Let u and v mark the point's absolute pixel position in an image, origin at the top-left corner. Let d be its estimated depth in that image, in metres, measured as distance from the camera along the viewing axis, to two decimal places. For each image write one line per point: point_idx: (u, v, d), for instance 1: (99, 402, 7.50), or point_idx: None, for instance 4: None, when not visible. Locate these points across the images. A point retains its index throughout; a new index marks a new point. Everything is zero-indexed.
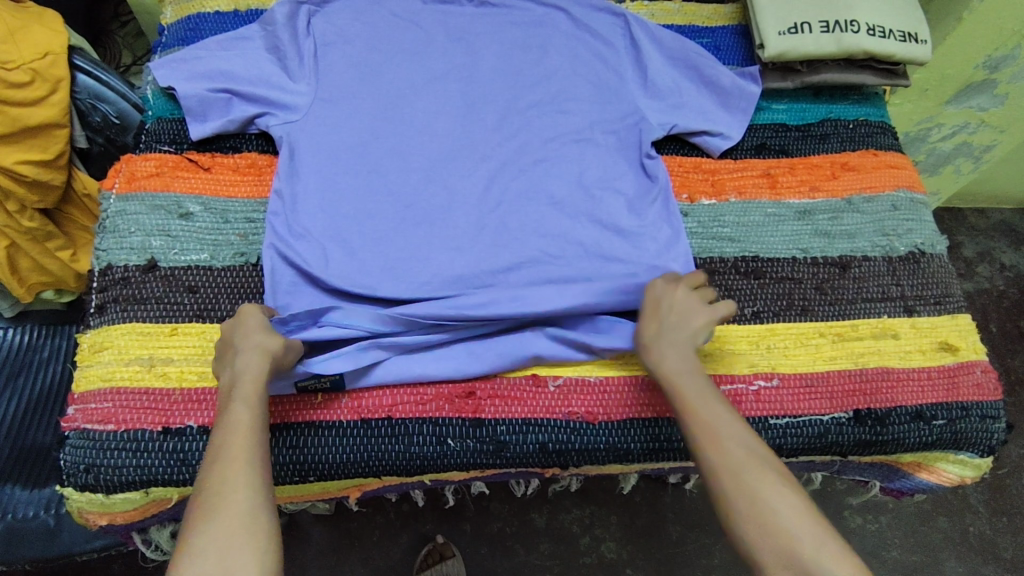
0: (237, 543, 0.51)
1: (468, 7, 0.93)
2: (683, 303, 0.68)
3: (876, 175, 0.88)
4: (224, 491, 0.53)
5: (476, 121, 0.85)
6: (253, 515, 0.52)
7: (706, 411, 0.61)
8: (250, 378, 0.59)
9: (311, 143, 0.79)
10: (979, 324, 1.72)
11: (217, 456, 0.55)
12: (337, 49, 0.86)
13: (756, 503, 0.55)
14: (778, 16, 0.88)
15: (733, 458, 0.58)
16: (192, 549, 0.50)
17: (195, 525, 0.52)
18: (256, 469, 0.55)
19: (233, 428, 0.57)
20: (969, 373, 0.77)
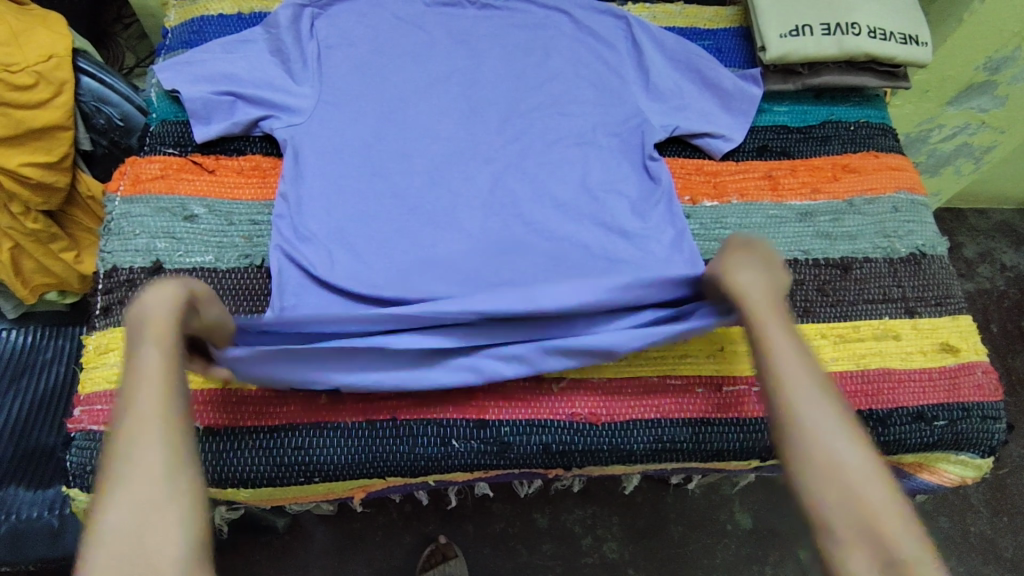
0: (152, 516, 0.47)
1: (471, 10, 0.94)
2: (771, 265, 0.64)
3: (876, 177, 0.89)
4: (137, 461, 0.49)
5: (480, 124, 0.85)
6: (167, 483, 0.49)
7: (792, 357, 0.57)
8: (151, 330, 0.55)
9: (316, 146, 0.79)
10: (980, 324, 1.72)
11: (127, 422, 0.51)
12: (340, 52, 0.87)
13: (825, 457, 0.52)
14: (779, 19, 0.88)
15: (810, 409, 0.55)
16: (103, 526, 0.47)
17: (106, 499, 0.48)
18: (172, 432, 0.51)
19: (141, 388, 0.52)
20: (970, 374, 0.78)
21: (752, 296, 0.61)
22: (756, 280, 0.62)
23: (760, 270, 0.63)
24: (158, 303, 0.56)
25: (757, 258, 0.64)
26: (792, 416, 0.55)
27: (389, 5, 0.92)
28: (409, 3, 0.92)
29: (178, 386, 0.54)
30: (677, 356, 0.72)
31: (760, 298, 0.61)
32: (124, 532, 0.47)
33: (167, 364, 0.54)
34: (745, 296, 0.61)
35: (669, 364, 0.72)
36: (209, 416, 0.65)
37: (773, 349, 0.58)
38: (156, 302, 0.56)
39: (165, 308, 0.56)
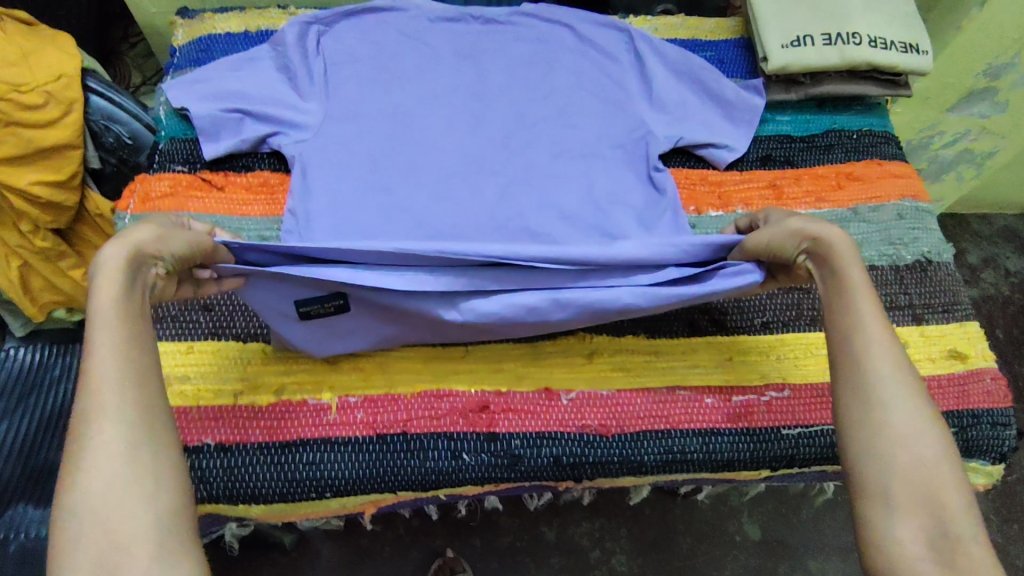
0: (123, 494, 0.43)
1: (474, 25, 0.95)
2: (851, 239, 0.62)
3: (880, 185, 0.89)
4: (99, 437, 0.44)
5: (485, 136, 0.86)
6: (137, 459, 0.45)
7: (873, 326, 0.56)
8: (112, 281, 0.50)
9: (324, 162, 0.80)
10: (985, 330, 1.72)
11: (86, 394, 0.46)
12: (346, 68, 0.88)
13: (888, 425, 0.52)
14: (780, 29, 0.89)
15: (882, 376, 0.54)
16: (67, 507, 0.42)
17: (68, 477, 0.43)
18: (138, 403, 0.47)
19: (100, 356, 0.47)
20: (979, 381, 0.78)
21: (837, 259, 0.60)
22: (844, 248, 0.60)
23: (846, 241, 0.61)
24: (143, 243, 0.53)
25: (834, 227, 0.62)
26: (861, 380, 0.54)
27: (393, 22, 0.93)
28: (413, 19, 0.93)
29: (144, 357, 0.49)
30: (686, 366, 0.73)
31: (845, 263, 0.59)
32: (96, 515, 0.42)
33: (128, 327, 0.49)
34: (829, 258, 0.60)
35: (677, 375, 0.72)
36: (220, 432, 0.65)
37: (854, 317, 0.57)
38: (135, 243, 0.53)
39: (145, 252, 0.53)
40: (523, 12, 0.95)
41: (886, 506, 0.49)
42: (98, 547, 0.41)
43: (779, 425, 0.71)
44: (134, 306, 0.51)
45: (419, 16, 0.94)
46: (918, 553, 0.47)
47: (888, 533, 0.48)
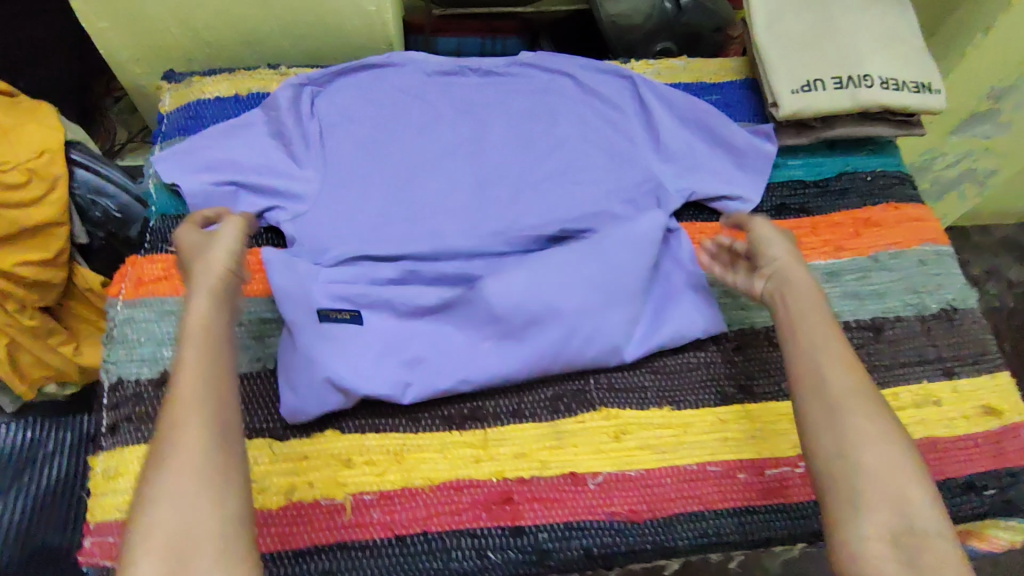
0: (195, 487, 0.47)
1: (473, 77, 0.92)
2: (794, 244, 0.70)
3: (899, 230, 0.87)
4: (179, 435, 0.49)
5: (490, 197, 0.83)
6: (206, 456, 0.49)
7: (830, 339, 0.60)
8: (198, 294, 0.58)
9: (325, 236, 0.77)
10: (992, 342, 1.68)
11: (172, 397, 0.51)
12: (342, 130, 0.85)
13: (856, 429, 0.55)
14: (789, 74, 0.86)
15: (843, 386, 0.57)
16: (149, 498, 0.47)
17: (152, 471, 0.48)
18: (211, 405, 0.51)
19: (183, 362, 0.53)
20: (1015, 436, 0.75)
21: (789, 273, 0.66)
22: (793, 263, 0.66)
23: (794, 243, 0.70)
24: (211, 262, 0.60)
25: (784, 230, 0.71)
26: (822, 387, 0.57)
27: (390, 78, 0.89)
28: (409, 73, 0.90)
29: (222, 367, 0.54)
30: (716, 439, 0.70)
31: (796, 276, 0.65)
32: (168, 513, 0.46)
33: (209, 331, 0.55)
34: (786, 275, 0.66)
35: (709, 450, 0.70)
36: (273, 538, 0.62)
37: (813, 329, 0.61)
38: (207, 262, 0.60)
39: (216, 270, 0.60)
40: (524, 62, 0.93)
41: (855, 506, 0.52)
42: (170, 538, 0.45)
43: (816, 500, 0.68)
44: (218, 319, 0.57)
45: (416, 70, 0.91)
46: (883, 553, 0.50)
47: (858, 535, 0.51)
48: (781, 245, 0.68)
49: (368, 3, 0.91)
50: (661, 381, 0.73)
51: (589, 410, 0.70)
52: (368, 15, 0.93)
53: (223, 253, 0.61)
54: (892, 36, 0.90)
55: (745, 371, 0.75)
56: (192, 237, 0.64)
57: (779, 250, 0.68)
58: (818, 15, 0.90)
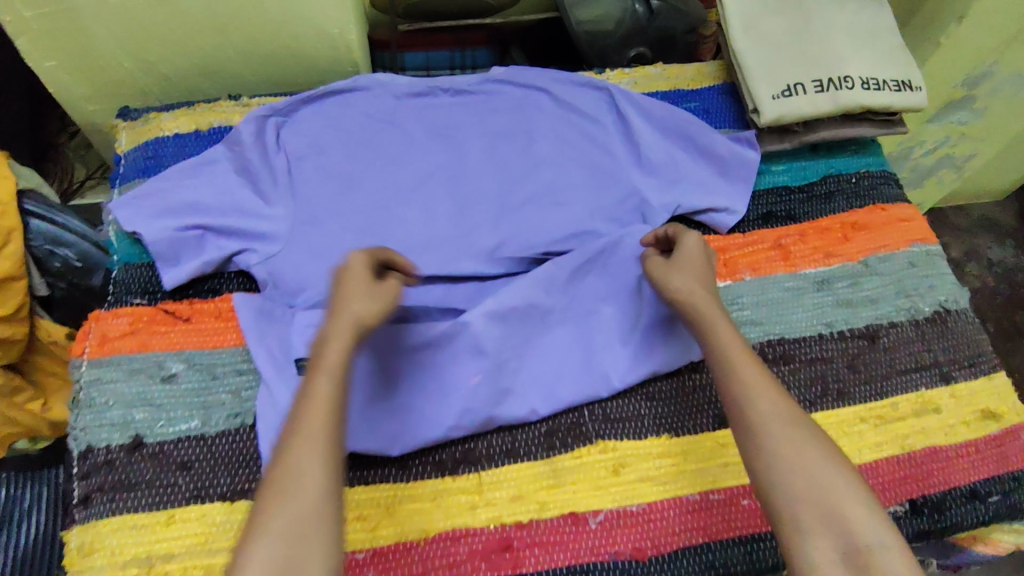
0: (311, 529, 0.49)
1: (444, 97, 0.88)
2: (693, 262, 0.71)
3: (887, 232, 0.85)
4: (298, 474, 0.51)
5: (469, 225, 0.80)
6: (321, 501, 0.50)
7: (746, 363, 0.61)
8: (340, 339, 0.58)
9: (300, 275, 0.73)
10: None
11: (295, 431, 0.53)
12: (311, 162, 0.81)
13: (779, 455, 0.56)
14: (768, 79, 0.84)
15: (764, 412, 0.59)
16: (265, 530, 0.49)
17: (272, 505, 0.50)
18: (330, 450, 0.53)
19: (314, 400, 0.54)
20: (1016, 439, 0.74)
21: (691, 303, 0.67)
22: (692, 290, 0.68)
23: (697, 254, 0.72)
24: (360, 313, 0.60)
25: (687, 243, 0.72)
26: (743, 417, 0.59)
27: (358, 104, 0.86)
28: (378, 97, 0.87)
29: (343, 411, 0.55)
30: (719, 466, 0.68)
31: (700, 305, 0.67)
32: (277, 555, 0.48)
33: (344, 379, 0.56)
34: (691, 304, 0.67)
35: (712, 477, 0.68)
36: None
37: (727, 357, 0.62)
38: (355, 312, 0.60)
39: (362, 322, 0.60)
40: (495, 79, 0.90)
41: (799, 532, 0.53)
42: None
43: None
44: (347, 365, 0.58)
45: (384, 94, 0.87)
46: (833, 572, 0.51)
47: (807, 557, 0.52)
48: (677, 271, 0.70)
49: (330, 25, 0.87)
50: (659, 408, 0.71)
51: (587, 444, 0.68)
52: (330, 37, 0.89)
53: (374, 307, 0.61)
54: (868, 33, 0.88)
55: None
56: (359, 273, 0.63)
57: (677, 280, 0.69)
58: (793, 15, 0.88)
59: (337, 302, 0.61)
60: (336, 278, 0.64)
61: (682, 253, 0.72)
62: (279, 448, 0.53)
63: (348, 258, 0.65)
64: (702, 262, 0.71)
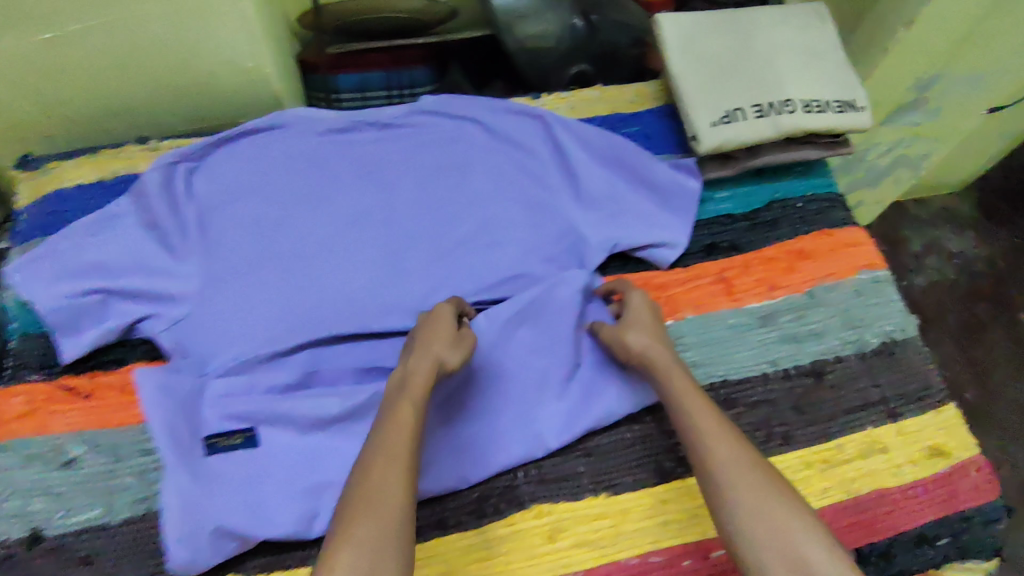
0: (390, 548, 0.47)
1: (370, 131, 0.83)
2: (642, 316, 0.69)
3: (834, 260, 0.82)
4: (384, 489, 0.49)
5: (397, 272, 0.76)
6: (407, 520, 0.49)
7: (697, 408, 0.59)
8: (423, 376, 0.59)
9: (215, 340, 0.71)
10: (934, 319, 1.65)
11: (381, 451, 0.52)
12: (226, 210, 0.76)
13: (732, 495, 0.52)
14: (707, 104, 0.80)
15: (723, 458, 0.55)
16: (350, 542, 0.46)
17: (359, 516, 0.47)
18: (411, 477, 0.51)
19: (398, 427, 0.54)
20: (965, 476, 0.73)
21: (647, 354, 0.66)
22: (646, 344, 0.66)
23: (644, 309, 0.71)
24: (446, 357, 0.61)
25: (633, 300, 0.72)
26: (698, 461, 0.56)
27: (275, 144, 0.80)
28: (298, 135, 0.81)
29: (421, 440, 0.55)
30: (658, 524, 0.66)
31: (658, 355, 0.65)
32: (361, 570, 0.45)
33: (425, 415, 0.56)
34: (647, 357, 0.66)
35: (652, 537, 0.65)
36: None
37: (683, 406, 0.60)
38: (442, 354, 0.61)
39: (445, 365, 0.61)
40: (424, 110, 0.84)
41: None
42: None
43: None
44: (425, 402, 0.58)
45: (305, 131, 0.81)
46: None
47: None
48: (628, 327, 0.68)
49: (244, 60, 0.81)
50: (596, 465, 0.68)
51: (518, 509, 0.65)
52: (246, 73, 0.83)
53: (460, 354, 0.62)
54: (811, 51, 0.85)
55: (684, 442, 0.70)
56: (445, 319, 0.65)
57: (631, 334, 0.67)
58: (733, 35, 0.84)
59: (423, 343, 0.62)
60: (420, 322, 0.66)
61: (630, 309, 0.70)
62: (355, 470, 0.52)
63: (433, 306, 0.68)
64: (652, 316, 0.70)
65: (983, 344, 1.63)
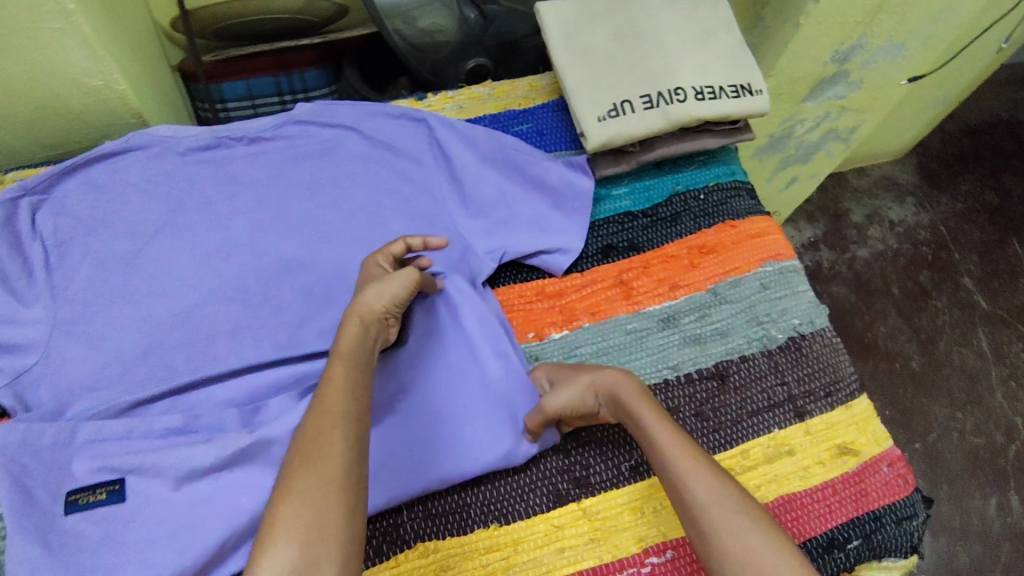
0: (330, 502, 0.48)
1: (238, 148, 0.78)
2: (572, 369, 0.67)
3: (738, 253, 0.79)
4: (321, 440, 0.51)
5: (271, 297, 0.71)
6: (347, 468, 0.51)
7: (676, 449, 0.58)
8: (348, 331, 0.59)
9: (71, 389, 0.65)
10: (879, 290, 1.61)
11: (317, 402, 0.53)
12: (78, 244, 0.71)
13: (719, 542, 0.53)
14: (594, 98, 0.76)
15: (703, 501, 0.55)
16: (291, 495, 0.48)
17: (299, 470, 0.49)
18: (351, 424, 0.53)
19: (334, 383, 0.55)
20: (876, 472, 0.70)
21: (609, 390, 0.64)
22: (610, 376, 0.64)
23: (561, 367, 0.68)
24: (369, 302, 0.61)
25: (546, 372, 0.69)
26: (685, 508, 0.56)
27: (133, 167, 0.74)
28: (158, 156, 0.75)
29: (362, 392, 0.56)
30: (553, 553, 0.62)
31: (618, 388, 0.63)
32: (300, 526, 0.47)
33: (356, 363, 0.57)
34: (612, 394, 0.63)
35: (546, 567, 0.61)
36: None
37: (659, 444, 0.59)
38: (363, 302, 0.61)
39: (367, 311, 0.60)
40: (299, 120, 0.80)
41: None
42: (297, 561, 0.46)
43: None
44: (365, 351, 0.59)
45: (166, 151, 0.76)
46: None
47: None
48: (576, 374, 0.65)
49: (88, 77, 0.73)
50: (486, 493, 0.65)
51: (402, 550, 0.61)
52: (95, 91, 0.75)
53: (383, 295, 0.61)
54: (704, 32, 0.81)
55: (581, 462, 0.67)
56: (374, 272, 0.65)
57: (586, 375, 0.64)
58: (621, 19, 0.80)
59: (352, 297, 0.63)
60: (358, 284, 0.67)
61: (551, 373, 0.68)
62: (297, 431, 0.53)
63: (364, 263, 0.67)
64: (576, 366, 0.68)
65: (928, 311, 1.59)
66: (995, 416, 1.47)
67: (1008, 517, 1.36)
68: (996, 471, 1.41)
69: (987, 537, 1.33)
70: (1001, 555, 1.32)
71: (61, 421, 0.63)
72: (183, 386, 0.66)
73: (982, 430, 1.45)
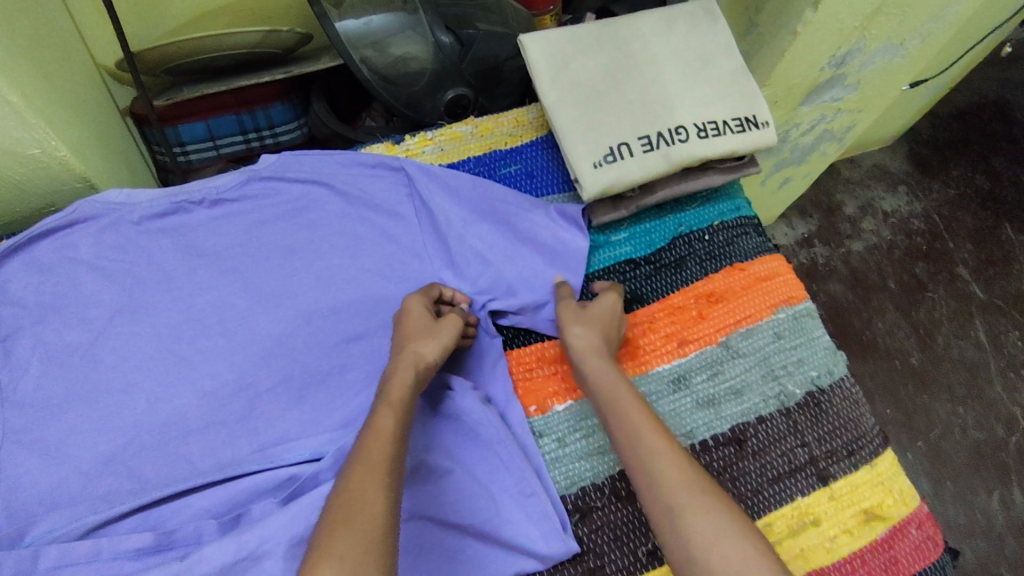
0: (373, 558, 0.46)
1: (199, 213, 0.70)
2: (603, 317, 0.66)
3: (750, 299, 0.73)
4: (363, 496, 0.49)
5: (242, 385, 0.65)
6: (389, 525, 0.48)
7: (646, 428, 0.56)
8: (403, 382, 0.59)
9: (29, 507, 0.58)
10: (875, 286, 1.39)
11: (360, 460, 0.52)
12: (25, 335, 0.63)
13: (689, 526, 0.49)
14: (588, 142, 0.70)
15: (674, 480, 0.51)
16: (330, 555, 0.45)
17: (339, 530, 0.47)
18: (391, 481, 0.51)
19: (379, 437, 0.54)
20: (905, 536, 0.66)
21: (588, 361, 0.62)
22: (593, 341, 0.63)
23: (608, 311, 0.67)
24: (425, 354, 0.61)
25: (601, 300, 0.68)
26: (652, 489, 0.52)
27: (85, 243, 0.67)
28: (112, 229, 0.68)
29: (402, 447, 0.55)
30: None
31: (595, 361, 0.62)
32: None
33: (404, 416, 0.57)
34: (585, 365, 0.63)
35: None
36: None
37: (629, 420, 0.57)
38: (419, 352, 0.61)
39: (424, 364, 0.61)
40: (264, 176, 0.72)
41: None
42: None
43: None
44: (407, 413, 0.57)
45: (119, 222, 0.68)
46: None
47: None
48: (584, 323, 0.65)
49: (23, 146, 0.63)
50: None
51: None
52: (32, 159, 0.65)
53: (440, 347, 0.62)
54: (701, 59, 0.75)
55: (594, 550, 0.61)
56: (419, 314, 0.65)
57: (581, 332, 0.64)
58: (611, 51, 0.73)
59: (400, 343, 0.62)
60: (397, 320, 0.65)
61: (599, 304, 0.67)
62: (334, 491, 0.51)
63: (407, 301, 0.66)
64: (613, 318, 0.66)
65: (928, 303, 1.38)
66: (996, 408, 1.28)
67: (1013, 512, 1.18)
68: (998, 464, 1.23)
69: (993, 534, 1.16)
70: (1007, 551, 1.15)
71: (19, 548, 0.56)
72: (157, 499, 0.60)
73: (984, 424, 1.26)
